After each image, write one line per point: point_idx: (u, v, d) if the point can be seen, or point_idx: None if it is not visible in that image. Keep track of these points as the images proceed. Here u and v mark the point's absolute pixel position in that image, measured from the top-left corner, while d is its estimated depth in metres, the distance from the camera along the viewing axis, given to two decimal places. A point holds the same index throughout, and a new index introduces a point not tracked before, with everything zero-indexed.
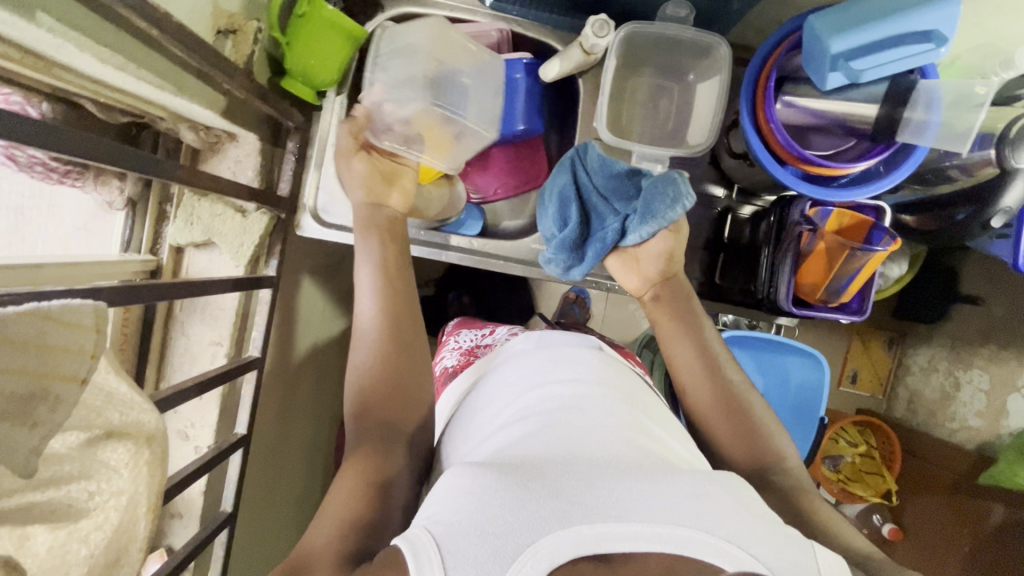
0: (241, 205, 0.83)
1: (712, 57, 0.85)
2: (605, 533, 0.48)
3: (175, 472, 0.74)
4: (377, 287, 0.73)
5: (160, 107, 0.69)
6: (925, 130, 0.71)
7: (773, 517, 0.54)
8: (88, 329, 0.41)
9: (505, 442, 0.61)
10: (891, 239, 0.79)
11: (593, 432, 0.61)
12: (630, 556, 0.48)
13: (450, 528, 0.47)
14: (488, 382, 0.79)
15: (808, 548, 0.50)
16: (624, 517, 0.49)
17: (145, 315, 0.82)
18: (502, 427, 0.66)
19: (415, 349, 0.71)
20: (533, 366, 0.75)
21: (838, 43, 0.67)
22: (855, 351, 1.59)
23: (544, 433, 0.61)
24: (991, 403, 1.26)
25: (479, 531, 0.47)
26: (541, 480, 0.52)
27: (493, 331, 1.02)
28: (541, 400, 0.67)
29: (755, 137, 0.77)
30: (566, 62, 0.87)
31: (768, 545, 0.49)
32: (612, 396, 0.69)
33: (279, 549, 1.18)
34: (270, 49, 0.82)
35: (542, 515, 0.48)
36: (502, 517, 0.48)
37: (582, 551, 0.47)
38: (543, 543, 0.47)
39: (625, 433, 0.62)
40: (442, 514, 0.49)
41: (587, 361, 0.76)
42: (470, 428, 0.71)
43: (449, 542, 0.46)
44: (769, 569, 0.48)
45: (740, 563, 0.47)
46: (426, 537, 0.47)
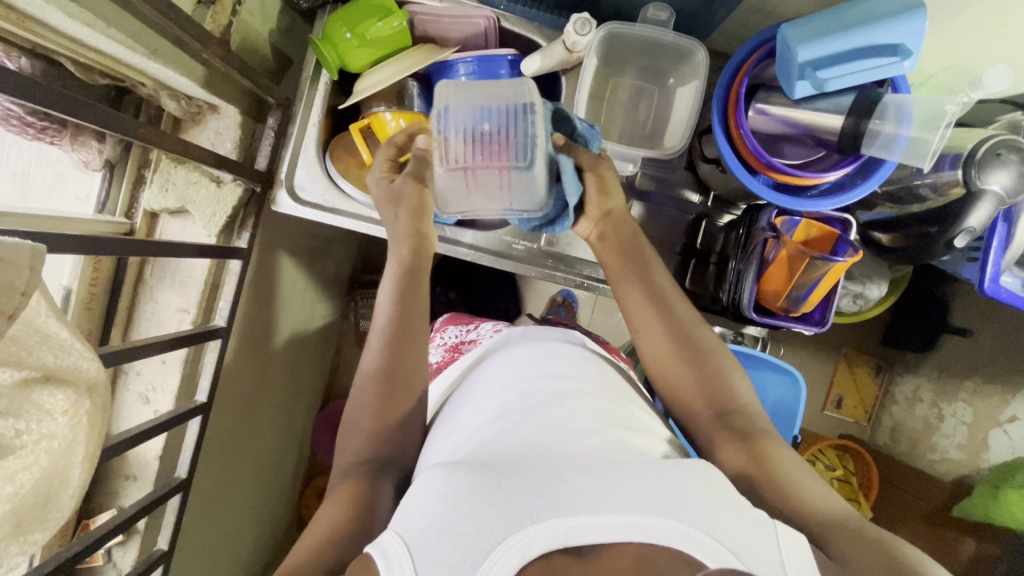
0: (217, 175, 0.84)
1: (691, 62, 0.86)
2: (576, 526, 0.48)
3: (125, 431, 0.75)
4: (393, 298, 0.74)
5: (139, 72, 0.71)
6: (893, 144, 0.72)
7: (744, 503, 0.54)
8: (22, 267, 0.42)
9: (480, 437, 0.61)
10: (854, 251, 0.81)
11: (567, 427, 0.61)
12: (601, 546, 0.48)
13: (420, 531, 0.48)
14: (474, 377, 0.78)
15: (771, 530, 0.50)
16: (593, 509, 0.50)
17: (116, 276, 0.83)
18: (477, 419, 0.66)
19: (408, 357, 0.71)
20: (516, 361, 0.75)
21: (804, 52, 0.68)
22: (841, 376, 1.57)
23: (519, 428, 0.61)
24: (973, 436, 1.24)
25: (450, 531, 0.47)
26: (512, 476, 0.52)
27: (480, 326, 0.99)
28: (516, 393, 0.68)
29: (726, 142, 0.78)
30: (548, 58, 0.87)
31: (736, 530, 0.49)
32: (598, 390, 0.69)
33: (232, 525, 1.18)
34: (257, 24, 0.84)
35: (512, 512, 0.49)
36: (473, 515, 0.48)
37: (553, 544, 0.48)
38: (514, 541, 0.47)
39: (603, 426, 0.63)
40: (413, 518, 0.50)
41: (570, 355, 0.75)
42: (447, 424, 0.71)
43: (418, 541, 0.47)
44: (737, 556, 0.47)
45: (706, 550, 0.47)
46: (397, 539, 0.48)
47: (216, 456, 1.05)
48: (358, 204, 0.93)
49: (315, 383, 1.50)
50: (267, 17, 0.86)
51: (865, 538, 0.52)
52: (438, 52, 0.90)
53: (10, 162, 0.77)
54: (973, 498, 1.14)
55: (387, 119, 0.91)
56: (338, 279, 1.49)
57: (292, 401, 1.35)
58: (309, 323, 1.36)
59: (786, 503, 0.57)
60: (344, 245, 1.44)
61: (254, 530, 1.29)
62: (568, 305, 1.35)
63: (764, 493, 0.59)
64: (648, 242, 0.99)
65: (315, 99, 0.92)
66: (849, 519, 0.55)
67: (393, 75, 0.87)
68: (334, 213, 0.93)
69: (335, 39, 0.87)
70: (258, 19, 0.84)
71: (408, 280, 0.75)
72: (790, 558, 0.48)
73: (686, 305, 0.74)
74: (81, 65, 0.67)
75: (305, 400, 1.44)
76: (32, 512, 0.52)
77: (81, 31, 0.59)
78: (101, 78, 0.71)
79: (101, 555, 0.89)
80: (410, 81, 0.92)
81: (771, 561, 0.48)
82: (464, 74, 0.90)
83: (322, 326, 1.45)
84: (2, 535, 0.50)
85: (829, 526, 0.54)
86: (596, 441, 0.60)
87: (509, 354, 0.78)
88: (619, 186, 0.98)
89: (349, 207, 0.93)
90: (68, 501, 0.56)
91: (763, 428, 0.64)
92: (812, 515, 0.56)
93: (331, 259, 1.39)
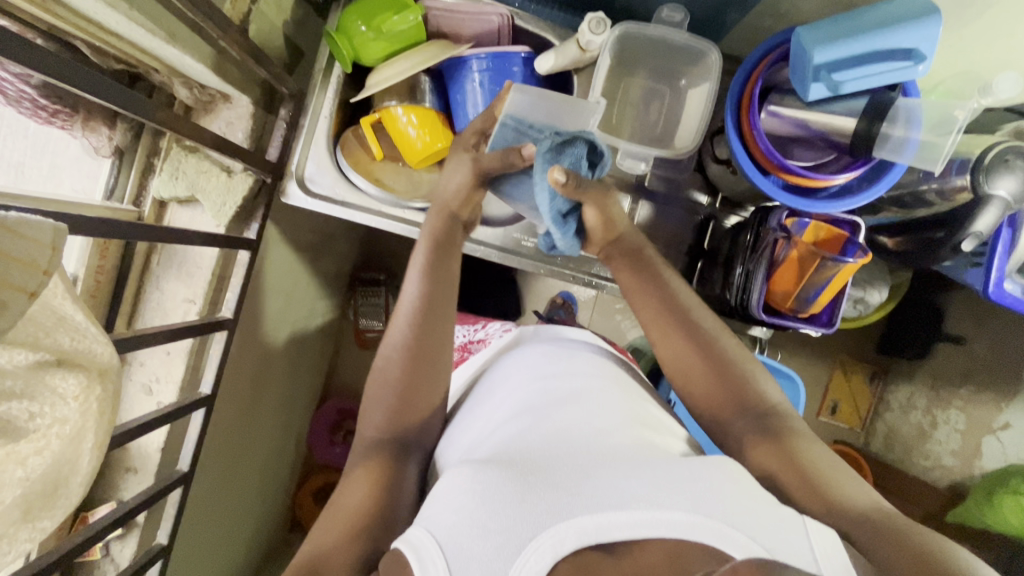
0: (228, 164, 0.84)
1: (704, 63, 0.87)
2: (606, 523, 0.48)
3: (128, 421, 0.74)
4: (423, 272, 0.73)
5: (155, 58, 0.70)
6: (905, 147, 0.73)
7: (771, 498, 0.54)
8: (45, 245, 0.41)
9: (503, 435, 0.61)
10: (863, 252, 0.82)
11: (590, 425, 0.61)
12: (631, 542, 0.48)
13: (451, 529, 0.48)
14: (489, 376, 0.78)
15: (801, 526, 0.50)
16: (622, 505, 0.50)
17: (121, 264, 0.82)
18: (497, 418, 0.66)
19: (436, 339, 0.70)
20: (534, 358, 0.75)
21: (821, 54, 0.69)
22: (837, 382, 1.58)
23: (541, 426, 0.61)
24: (966, 442, 1.26)
25: (482, 529, 0.47)
26: (540, 474, 0.52)
27: (487, 326, 0.98)
28: (536, 391, 0.67)
29: (739, 143, 0.79)
30: (562, 57, 0.88)
31: (764, 526, 0.49)
32: (617, 389, 0.69)
33: (228, 523, 1.16)
34: (272, 13, 0.83)
35: (542, 509, 0.49)
36: (502, 512, 0.48)
37: (585, 540, 0.47)
38: (546, 537, 0.47)
39: (626, 424, 0.63)
40: (442, 515, 0.50)
41: (586, 355, 0.76)
42: (464, 422, 0.70)
43: (449, 539, 0.47)
44: (768, 550, 0.47)
45: (737, 544, 0.47)
46: (427, 537, 0.48)
47: (215, 451, 1.03)
48: (368, 197, 0.93)
49: (314, 381, 1.48)
50: (282, 8, 0.85)
51: (900, 537, 0.51)
52: (451, 48, 0.90)
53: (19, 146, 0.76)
54: (967, 503, 1.15)
55: (398, 114, 0.91)
56: (339, 276, 1.49)
57: (290, 398, 1.34)
58: (310, 319, 1.35)
59: (819, 501, 0.57)
60: (347, 241, 1.44)
61: (251, 527, 1.27)
62: (568, 307, 1.35)
63: (789, 491, 0.59)
64: (656, 241, 0.99)
65: (327, 94, 0.92)
66: (883, 510, 0.55)
67: (406, 69, 0.87)
68: (343, 206, 0.92)
69: (350, 32, 0.86)
70: (273, 9, 0.83)
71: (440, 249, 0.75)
72: (822, 551, 0.48)
73: (707, 315, 0.73)
74: (97, 49, 0.67)
75: (303, 397, 1.43)
76: (41, 499, 0.51)
77: (102, 13, 0.59)
78: (115, 63, 0.70)
79: (99, 549, 0.87)
80: (423, 76, 0.93)
81: (803, 553, 0.48)
82: (478, 70, 0.90)
83: (322, 324, 1.44)
84: (10, 522, 0.49)
85: (860, 522, 0.54)
86: (620, 438, 0.60)
87: (525, 352, 0.78)
88: (628, 185, 0.98)
89: (358, 201, 0.93)
90: (77, 488, 0.55)
91: (792, 429, 0.64)
92: (844, 510, 0.55)
93: (333, 255, 1.39)
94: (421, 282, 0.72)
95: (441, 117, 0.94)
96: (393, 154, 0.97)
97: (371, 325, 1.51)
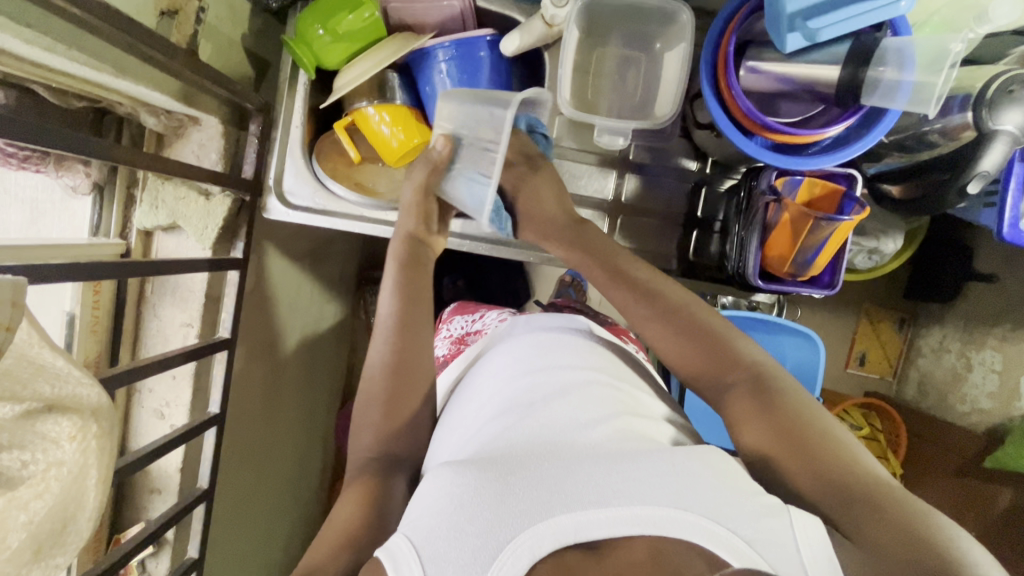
0: (205, 188, 0.84)
1: (678, 23, 0.82)
2: (585, 521, 0.48)
3: (143, 446, 0.76)
4: (394, 287, 0.72)
5: (113, 91, 0.70)
6: (897, 92, 0.67)
7: (756, 488, 0.53)
8: (5, 303, 0.42)
9: (487, 433, 0.61)
10: (861, 208, 0.77)
11: (574, 419, 0.60)
12: (613, 541, 0.48)
13: (430, 534, 0.48)
14: (478, 368, 0.77)
15: (785, 513, 0.49)
16: (602, 502, 0.49)
17: (117, 297, 0.84)
18: (484, 415, 0.65)
19: (417, 344, 0.70)
20: (520, 351, 0.73)
21: (792, 2, 0.64)
22: (864, 333, 1.53)
23: (523, 422, 0.60)
24: (1004, 383, 1.20)
25: (459, 532, 0.48)
26: (521, 472, 0.52)
27: (484, 315, 0.97)
28: (522, 385, 0.66)
29: (718, 106, 0.74)
30: (527, 35, 0.85)
31: (749, 517, 0.48)
32: (603, 377, 0.68)
33: (259, 530, 1.20)
34: (228, 27, 0.82)
35: (518, 510, 0.48)
36: (480, 515, 0.48)
37: (562, 540, 0.47)
38: (523, 539, 0.47)
39: (611, 415, 0.62)
40: (420, 519, 0.50)
41: (574, 339, 0.75)
42: (453, 416, 0.70)
43: (427, 544, 0.47)
44: (749, 543, 0.47)
45: (717, 539, 0.47)
46: (405, 542, 0.48)
47: (237, 462, 1.07)
48: (350, 203, 0.92)
49: (333, 382, 1.51)
50: (237, 20, 0.84)
51: (899, 518, 0.48)
52: (414, 39, 0.88)
53: (20, 186, 0.77)
54: (1003, 447, 1.11)
55: (370, 113, 0.91)
56: (345, 277, 1.50)
57: (310, 402, 1.37)
58: (320, 324, 1.36)
59: (819, 481, 0.53)
60: (347, 243, 1.44)
61: (284, 528, 1.32)
62: (578, 285, 1.33)
63: (789, 475, 0.55)
64: (648, 215, 0.97)
65: (297, 103, 0.91)
66: (890, 490, 0.51)
67: (371, 68, 0.85)
68: (326, 215, 0.91)
69: (308, 37, 0.85)
70: (227, 24, 0.82)
71: (407, 266, 0.73)
72: (806, 544, 0.47)
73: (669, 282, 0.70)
74: (54, 90, 0.67)
75: (324, 399, 1.46)
76: (51, 539, 0.53)
77: (45, 58, 0.58)
78: (76, 101, 0.71)
79: (136, 566, 0.92)
80: (390, 72, 0.91)
81: (787, 548, 0.47)
82: (444, 59, 0.88)
83: (334, 326, 1.46)
84: (23, 562, 0.52)
85: (865, 500, 0.50)
86: (604, 431, 0.59)
87: (511, 345, 0.76)
88: (613, 161, 0.96)
89: (341, 207, 0.92)
90: (88, 525, 0.57)
91: (787, 388, 0.60)
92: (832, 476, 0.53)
93: (335, 259, 1.39)
94: (393, 300, 0.72)
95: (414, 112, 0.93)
96: (372, 155, 0.97)
97: None
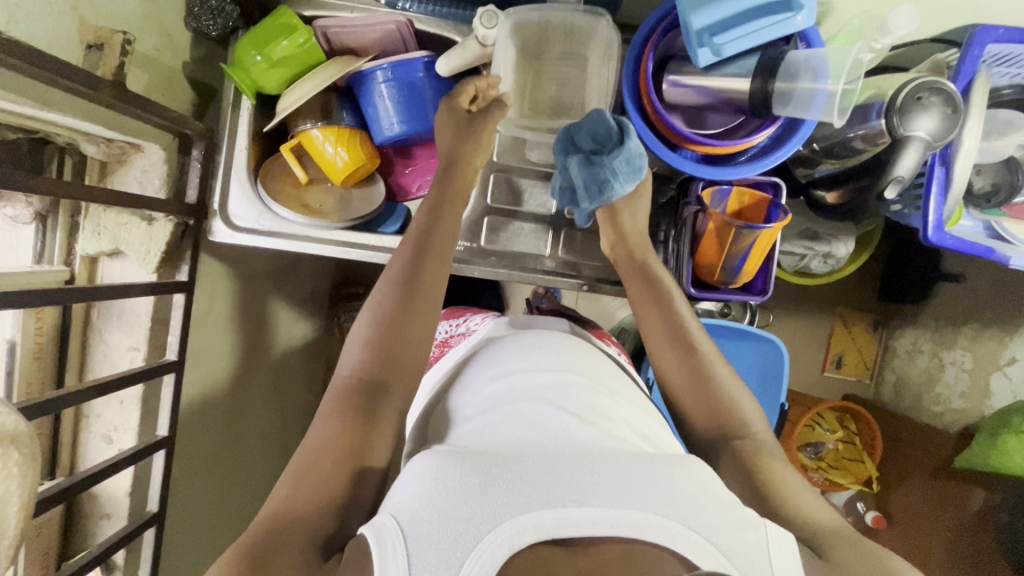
0: (148, 214, 0.85)
1: (602, 41, 0.86)
2: (566, 517, 0.47)
3: (84, 471, 0.76)
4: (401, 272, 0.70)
5: (46, 123, 0.72)
6: (811, 101, 0.68)
7: (734, 500, 0.53)
8: None
9: (472, 431, 0.60)
10: (785, 214, 0.79)
11: (560, 421, 0.60)
12: (591, 539, 0.46)
13: (415, 516, 0.47)
14: (462, 373, 0.76)
15: (759, 528, 0.50)
16: (583, 500, 0.48)
17: (61, 323, 0.85)
18: (468, 417, 0.64)
19: (414, 330, 0.67)
20: (503, 357, 0.73)
21: (697, 19, 0.67)
22: (839, 336, 1.52)
23: (509, 422, 0.60)
24: (975, 382, 1.22)
25: (441, 517, 0.46)
26: (506, 465, 0.51)
27: (468, 319, 0.97)
28: (506, 389, 0.66)
29: (641, 122, 0.77)
30: (462, 55, 0.87)
31: (724, 526, 0.49)
32: (585, 383, 0.68)
33: (226, 554, 1.19)
34: (167, 57, 0.84)
35: (502, 500, 0.47)
36: (463, 502, 0.47)
37: (542, 535, 0.46)
38: (503, 529, 0.46)
39: (593, 420, 0.61)
40: (406, 501, 0.49)
41: (558, 346, 0.75)
42: (437, 420, 0.70)
43: (412, 525, 0.46)
44: (722, 551, 0.47)
45: (692, 546, 0.46)
46: (390, 521, 0.47)
47: (197, 485, 1.06)
48: (293, 223, 0.93)
49: (308, 401, 1.51)
50: (177, 49, 0.86)
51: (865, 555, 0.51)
52: (352, 62, 0.90)
53: None
54: (970, 447, 1.10)
55: (315, 136, 0.93)
56: (318, 296, 1.51)
57: (282, 422, 1.36)
58: (290, 343, 1.37)
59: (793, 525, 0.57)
60: (318, 262, 1.45)
61: None
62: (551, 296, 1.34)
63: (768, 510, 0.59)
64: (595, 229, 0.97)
65: (240, 127, 0.93)
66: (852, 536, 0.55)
67: (308, 91, 0.87)
68: (270, 235, 0.93)
69: (245, 63, 0.86)
70: (166, 53, 0.84)
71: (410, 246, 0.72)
72: (778, 560, 0.48)
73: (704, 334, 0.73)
74: None
75: (300, 419, 1.45)
76: None
77: None
78: (11, 133, 0.72)
79: None
80: (333, 94, 0.94)
81: (756, 558, 0.47)
82: (383, 81, 0.89)
83: (307, 345, 1.46)
84: None
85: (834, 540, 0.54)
86: (589, 432, 0.59)
87: (495, 352, 0.76)
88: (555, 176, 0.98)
89: (285, 228, 0.93)
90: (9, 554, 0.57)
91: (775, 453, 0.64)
92: (804, 520, 0.57)
93: (303, 279, 1.40)
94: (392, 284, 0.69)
95: (358, 132, 0.95)
96: (321, 176, 0.99)
97: None
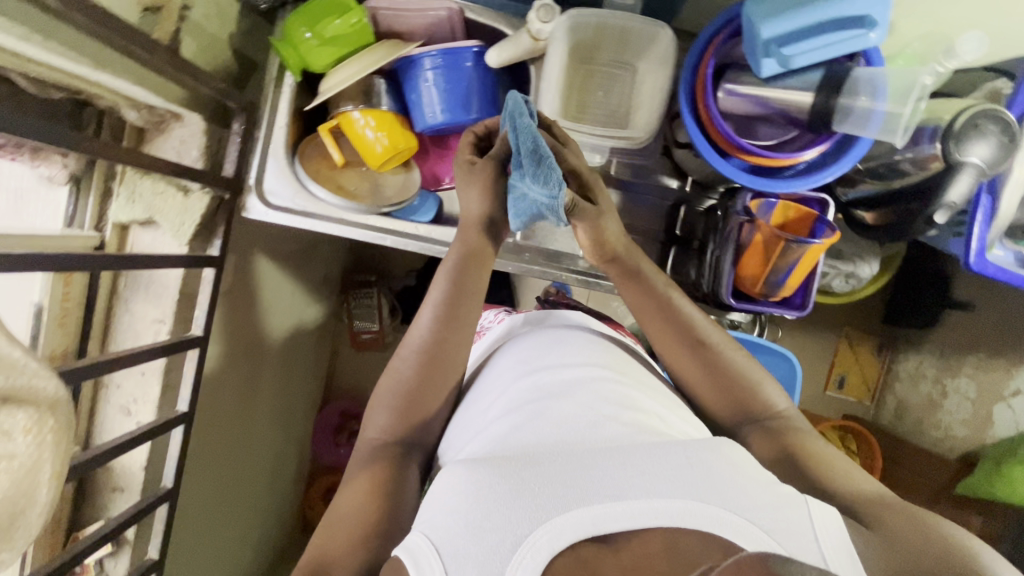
0: (184, 184, 0.84)
1: (658, 45, 0.85)
2: (603, 514, 0.46)
3: (104, 442, 0.75)
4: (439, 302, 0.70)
5: (94, 84, 0.70)
6: (870, 120, 0.69)
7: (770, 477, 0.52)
8: None
9: (496, 433, 0.59)
10: (832, 231, 0.79)
11: (585, 419, 0.58)
12: (631, 532, 0.46)
13: (449, 532, 0.47)
14: (486, 370, 0.75)
15: (801, 504, 0.48)
16: (617, 496, 0.48)
17: (89, 290, 0.83)
18: (493, 415, 0.63)
19: (454, 345, 0.69)
20: (525, 352, 0.72)
21: (768, 28, 0.66)
22: (843, 354, 1.55)
23: (534, 421, 0.59)
24: (977, 411, 1.21)
25: (475, 528, 0.46)
26: (535, 466, 0.50)
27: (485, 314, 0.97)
28: (529, 384, 0.65)
29: (696, 127, 0.76)
30: (513, 48, 0.86)
31: (762, 506, 0.47)
32: (610, 373, 0.66)
33: (229, 534, 1.18)
34: (215, 27, 0.83)
35: (534, 506, 0.47)
36: (496, 510, 0.47)
37: (581, 534, 0.46)
38: (541, 533, 0.46)
39: (619, 411, 0.60)
40: (436, 517, 0.49)
41: (579, 337, 0.73)
42: (464, 417, 0.69)
43: (446, 543, 0.46)
44: (766, 532, 0.46)
45: (734, 530, 0.45)
46: (423, 541, 0.47)
47: (207, 463, 1.05)
48: (330, 205, 0.92)
49: (314, 385, 1.50)
50: (225, 19, 0.84)
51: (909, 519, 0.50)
52: (399, 48, 0.89)
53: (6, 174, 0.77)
54: (974, 474, 1.12)
55: (356, 118, 0.91)
56: (331, 281, 1.49)
57: (288, 405, 1.35)
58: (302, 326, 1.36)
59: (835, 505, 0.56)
60: (333, 247, 1.44)
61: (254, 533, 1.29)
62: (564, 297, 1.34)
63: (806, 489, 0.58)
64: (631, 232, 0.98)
65: (282, 104, 0.91)
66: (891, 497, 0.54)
67: (356, 72, 0.86)
68: (305, 216, 0.91)
69: (295, 41, 0.85)
70: (214, 22, 0.82)
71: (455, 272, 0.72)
72: (823, 534, 0.46)
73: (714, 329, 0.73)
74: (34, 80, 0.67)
75: (303, 403, 1.44)
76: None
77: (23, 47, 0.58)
78: (56, 92, 0.70)
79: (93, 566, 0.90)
80: (378, 77, 0.92)
81: (803, 538, 0.46)
82: (430, 68, 0.88)
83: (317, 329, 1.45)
84: None
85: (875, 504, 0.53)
86: (615, 428, 0.57)
87: (517, 345, 0.75)
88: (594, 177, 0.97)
89: (322, 210, 0.92)
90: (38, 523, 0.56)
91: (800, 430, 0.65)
92: (846, 490, 0.56)
93: (319, 263, 1.39)
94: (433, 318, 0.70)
95: (399, 118, 0.94)
96: (356, 159, 0.97)
97: (364, 327, 1.47)
